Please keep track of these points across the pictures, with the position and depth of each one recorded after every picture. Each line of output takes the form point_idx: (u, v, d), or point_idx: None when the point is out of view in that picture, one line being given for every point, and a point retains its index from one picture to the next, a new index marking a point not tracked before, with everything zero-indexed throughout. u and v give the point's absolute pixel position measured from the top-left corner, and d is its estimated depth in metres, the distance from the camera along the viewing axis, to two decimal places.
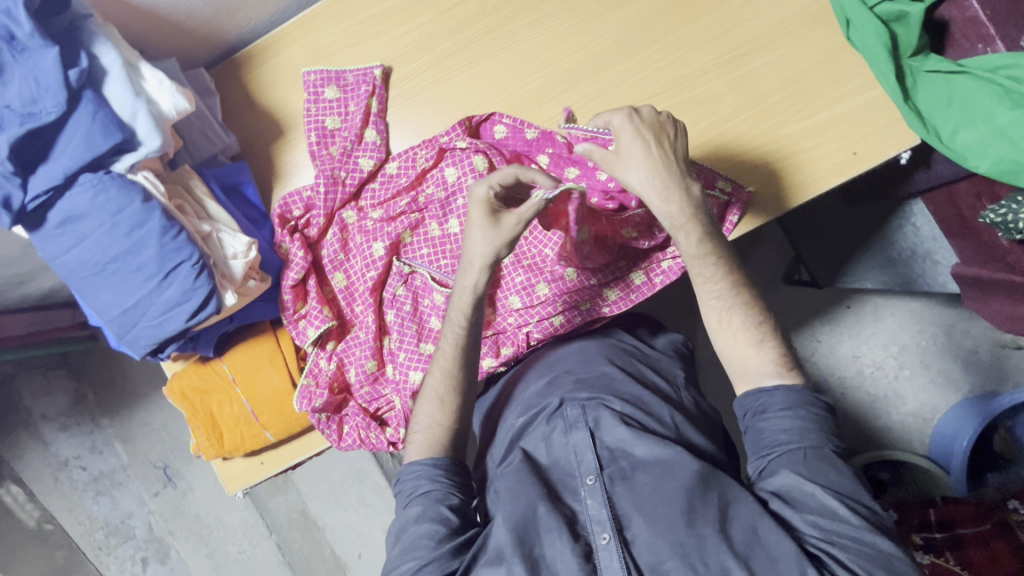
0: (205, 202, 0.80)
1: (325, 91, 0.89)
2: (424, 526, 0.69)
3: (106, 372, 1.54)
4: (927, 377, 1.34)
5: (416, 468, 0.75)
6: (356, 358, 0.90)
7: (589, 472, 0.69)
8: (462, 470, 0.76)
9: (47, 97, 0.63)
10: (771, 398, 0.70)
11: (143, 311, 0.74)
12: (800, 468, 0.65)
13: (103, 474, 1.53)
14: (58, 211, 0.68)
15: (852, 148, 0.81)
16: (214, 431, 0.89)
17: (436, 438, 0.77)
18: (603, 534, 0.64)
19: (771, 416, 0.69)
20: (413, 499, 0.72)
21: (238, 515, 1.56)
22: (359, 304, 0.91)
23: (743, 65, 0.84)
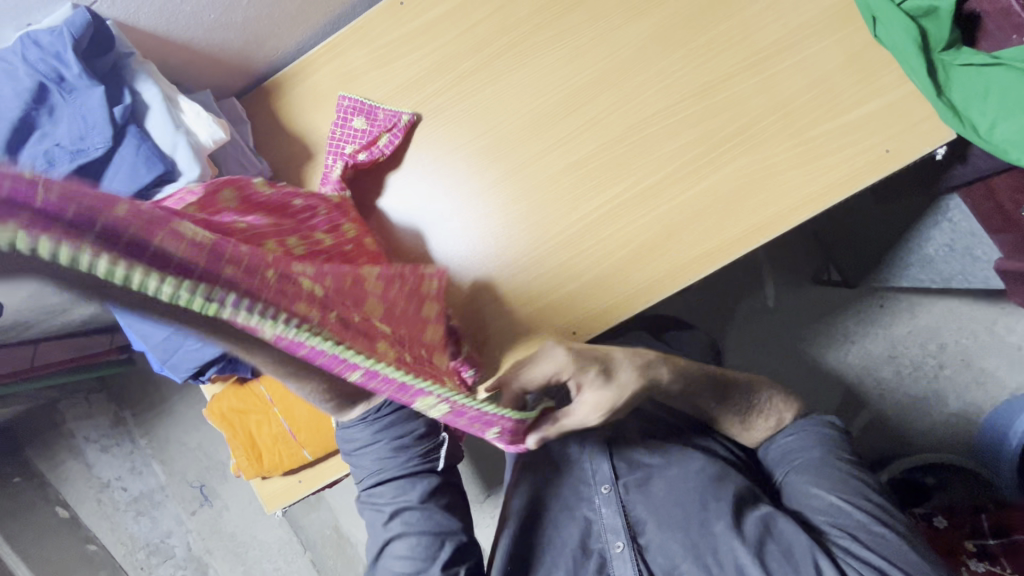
0: None
1: (353, 120, 0.91)
2: (405, 538, 0.70)
3: (143, 393, 1.58)
4: (970, 375, 1.30)
5: (359, 442, 0.70)
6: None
7: (604, 481, 0.76)
8: (410, 430, 0.70)
9: (95, 134, 0.67)
10: (796, 439, 0.76)
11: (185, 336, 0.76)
12: (812, 472, 0.71)
13: (142, 495, 1.57)
14: None
15: (887, 144, 0.79)
16: (253, 451, 0.91)
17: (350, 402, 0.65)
18: (618, 542, 0.72)
19: (783, 441, 0.78)
20: (376, 487, 0.71)
21: (273, 533, 1.58)
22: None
23: (766, 68, 0.84)
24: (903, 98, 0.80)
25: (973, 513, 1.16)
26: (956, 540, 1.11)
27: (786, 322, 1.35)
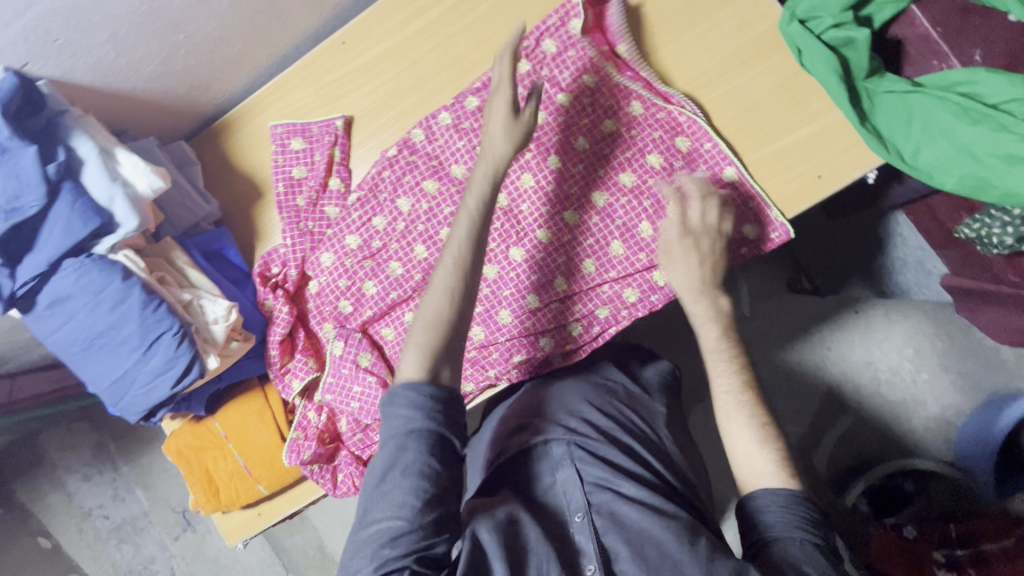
0: (186, 270, 0.84)
1: (291, 142, 0.93)
2: (411, 489, 0.61)
3: (123, 422, 1.60)
4: (948, 379, 1.28)
5: (405, 388, 0.65)
6: (367, 399, 0.87)
7: (578, 509, 0.70)
8: (449, 401, 0.66)
9: (28, 193, 0.68)
10: (771, 495, 0.63)
11: (131, 381, 0.78)
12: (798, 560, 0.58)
13: (125, 522, 1.59)
14: (46, 294, 0.73)
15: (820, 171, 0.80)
16: (211, 487, 0.93)
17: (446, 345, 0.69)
18: (589, 566, 0.64)
19: (770, 513, 0.62)
20: (399, 424, 0.64)
21: (256, 555, 1.60)
22: (364, 356, 0.87)
23: (709, 92, 0.84)
24: (829, 126, 0.80)
25: (940, 522, 1.16)
26: (924, 551, 1.13)
27: (757, 332, 1.32)
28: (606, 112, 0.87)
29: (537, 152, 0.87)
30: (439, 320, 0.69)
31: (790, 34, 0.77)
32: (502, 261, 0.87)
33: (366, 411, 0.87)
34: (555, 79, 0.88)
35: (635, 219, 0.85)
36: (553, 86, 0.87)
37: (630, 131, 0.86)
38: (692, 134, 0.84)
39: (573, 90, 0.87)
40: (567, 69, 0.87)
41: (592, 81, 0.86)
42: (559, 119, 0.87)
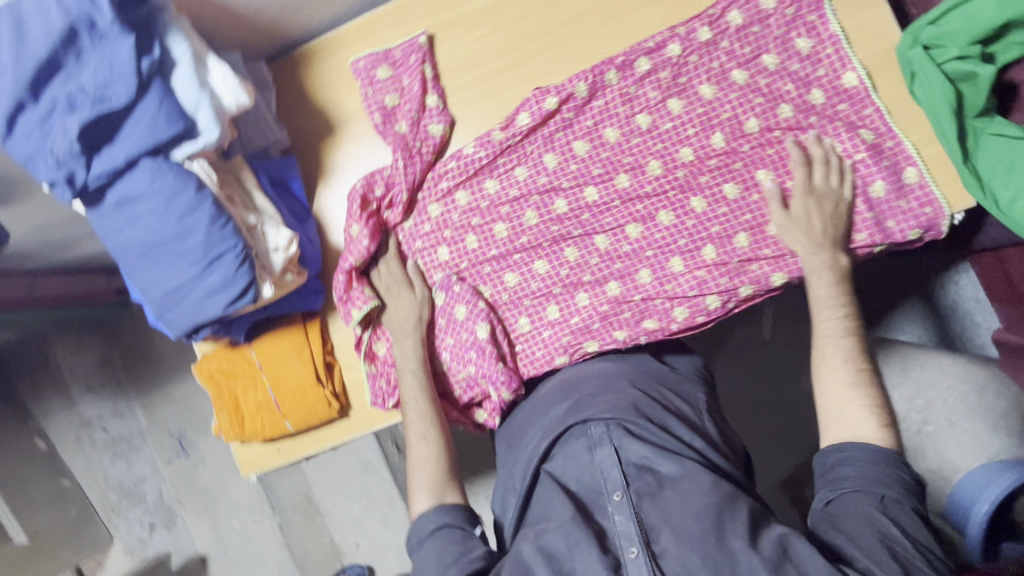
0: (252, 194, 0.83)
1: (376, 72, 0.91)
2: (435, 564, 0.71)
3: (133, 339, 1.58)
4: None
5: (426, 520, 0.77)
6: (460, 349, 0.88)
7: (616, 488, 0.69)
8: (465, 514, 0.78)
9: (119, 84, 0.66)
10: (857, 451, 0.70)
11: (184, 294, 0.76)
12: (873, 505, 0.66)
13: (122, 437, 1.58)
14: (116, 191, 0.71)
15: (938, 199, 0.79)
16: (236, 414, 0.93)
17: (433, 463, 0.82)
18: (631, 548, 0.63)
19: (850, 466, 0.70)
20: (424, 541, 0.75)
21: (245, 492, 1.60)
22: (462, 306, 0.88)
23: (887, 79, 0.81)
24: (930, 160, 0.80)
25: None
26: None
27: (779, 358, 1.31)
28: (784, 96, 0.82)
29: (695, 130, 0.84)
30: (427, 460, 0.82)
31: (909, 57, 0.76)
32: (584, 244, 0.87)
33: (456, 363, 0.89)
34: (704, 67, 0.84)
35: (761, 219, 0.82)
36: (694, 61, 0.84)
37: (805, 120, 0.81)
38: (876, 130, 0.80)
39: (752, 69, 0.83)
40: (750, 44, 0.83)
41: (776, 63, 0.82)
42: (726, 98, 0.83)
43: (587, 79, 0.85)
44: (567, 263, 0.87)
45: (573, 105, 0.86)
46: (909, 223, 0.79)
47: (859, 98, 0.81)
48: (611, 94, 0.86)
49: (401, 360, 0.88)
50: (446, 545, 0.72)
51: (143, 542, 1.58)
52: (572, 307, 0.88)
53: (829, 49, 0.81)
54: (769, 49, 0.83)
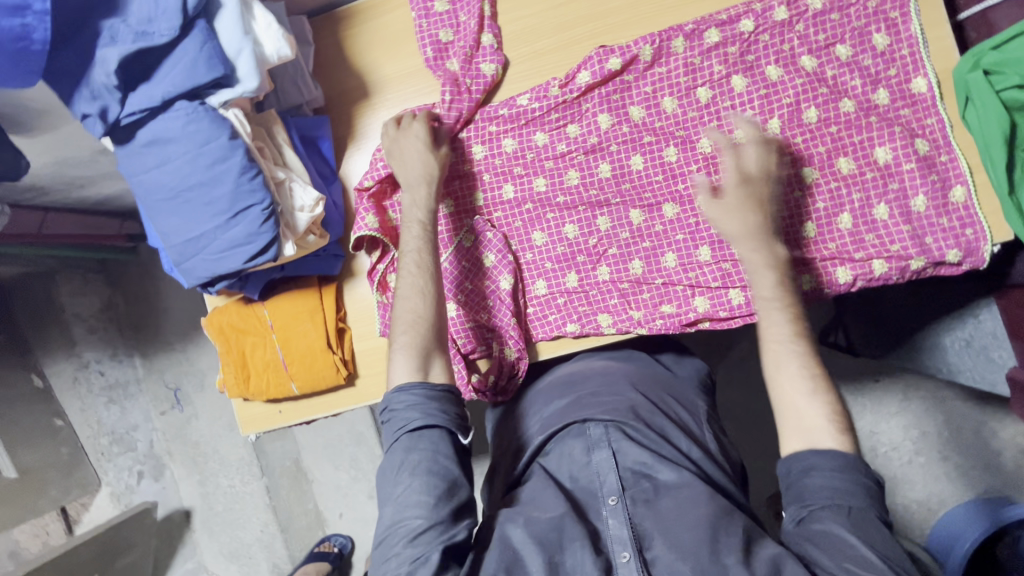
0: (283, 149, 0.82)
1: (434, 6, 0.90)
2: (421, 480, 0.64)
3: (141, 286, 1.61)
4: (943, 469, 1.27)
5: (404, 397, 0.69)
6: (478, 294, 0.91)
7: (611, 491, 0.66)
8: (456, 407, 0.71)
9: (162, 20, 0.64)
10: (821, 459, 0.65)
11: (205, 244, 0.75)
12: (844, 523, 0.60)
13: (118, 383, 1.58)
14: (148, 130, 0.69)
15: (980, 222, 0.81)
16: (243, 371, 0.92)
17: (420, 324, 0.74)
18: (624, 552, 0.60)
19: (818, 475, 0.64)
20: (404, 439, 0.67)
21: (236, 451, 1.59)
22: (491, 255, 0.91)
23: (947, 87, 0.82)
24: (980, 185, 0.81)
25: None
26: None
27: None
28: (849, 92, 0.84)
29: (755, 111, 0.86)
30: (420, 320, 0.74)
31: (968, 79, 0.78)
32: (618, 215, 0.90)
33: (472, 306, 0.91)
34: (774, 49, 0.85)
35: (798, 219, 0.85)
36: (728, 65, 0.86)
37: (866, 117, 0.83)
38: (934, 141, 0.82)
39: (822, 57, 0.85)
40: (825, 32, 0.84)
41: (849, 54, 0.84)
42: (791, 83, 0.85)
43: (654, 42, 0.86)
44: (597, 232, 0.90)
45: (635, 69, 0.87)
46: (949, 242, 0.81)
47: (923, 105, 0.83)
48: (674, 62, 0.87)
49: (408, 209, 0.81)
50: (434, 465, 0.65)
51: (131, 490, 1.56)
52: (594, 272, 0.90)
53: (906, 50, 0.82)
54: (844, 39, 0.84)
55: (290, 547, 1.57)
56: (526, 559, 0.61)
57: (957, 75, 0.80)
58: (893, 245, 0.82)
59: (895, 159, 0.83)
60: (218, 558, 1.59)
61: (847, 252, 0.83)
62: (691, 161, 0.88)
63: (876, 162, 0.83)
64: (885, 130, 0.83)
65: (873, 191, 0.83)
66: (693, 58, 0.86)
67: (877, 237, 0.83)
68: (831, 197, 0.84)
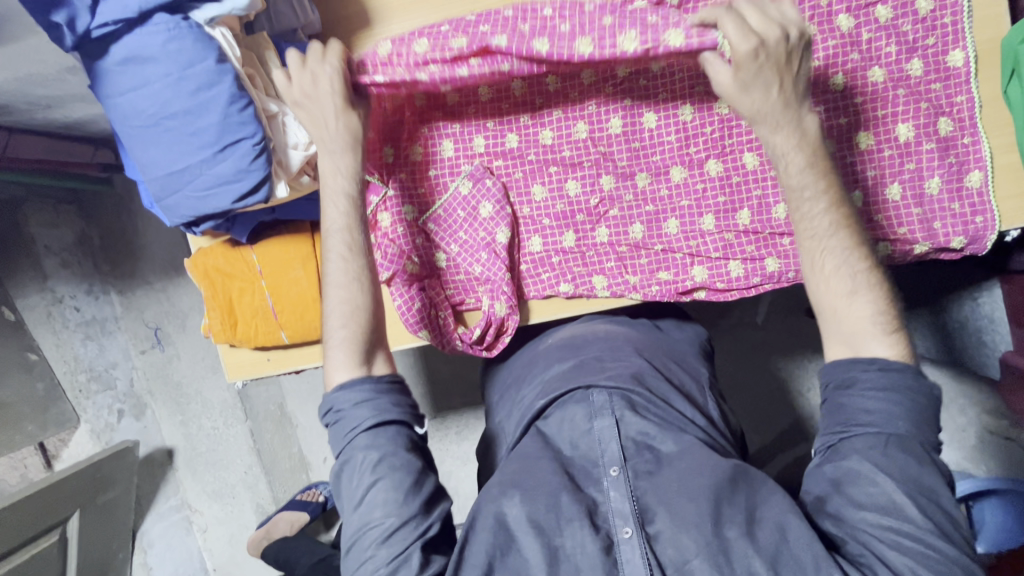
0: (276, 79, 0.75)
1: None
2: (386, 481, 0.64)
3: (116, 221, 1.52)
4: None
5: (354, 395, 0.68)
6: (471, 245, 0.87)
7: (613, 462, 0.65)
8: (407, 395, 0.71)
9: None
10: (867, 376, 0.63)
11: (190, 179, 0.68)
12: (877, 456, 0.60)
13: (95, 320, 1.52)
14: (122, 46, 0.62)
15: (993, 209, 0.78)
16: (229, 317, 0.88)
17: (357, 324, 0.71)
18: (625, 528, 0.60)
19: (858, 393, 0.63)
20: (359, 436, 0.67)
21: (219, 394, 1.57)
22: (487, 204, 0.86)
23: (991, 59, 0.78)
24: (999, 167, 0.79)
25: None
26: None
27: (766, 344, 1.31)
28: (881, 59, 0.79)
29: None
30: (357, 311, 0.71)
31: (1018, 50, 0.74)
32: (622, 175, 0.85)
33: (464, 258, 0.87)
34: (809, 3, 0.79)
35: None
36: None
37: (894, 89, 0.79)
38: (959, 121, 0.79)
39: (860, 18, 0.78)
40: None
41: (887, 17, 0.78)
42: (822, 45, 0.79)
43: None
44: (600, 193, 0.86)
45: None
46: (957, 228, 0.79)
47: (957, 80, 0.78)
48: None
49: (329, 176, 0.73)
50: (396, 460, 0.65)
51: (111, 428, 1.52)
52: (591, 232, 0.87)
53: (946, 18, 0.77)
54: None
55: (273, 489, 1.59)
56: (519, 539, 0.61)
57: (1005, 44, 0.76)
58: (902, 227, 0.80)
59: (917, 137, 0.79)
60: (201, 496, 1.60)
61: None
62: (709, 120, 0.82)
63: (897, 139, 0.79)
64: (912, 106, 0.78)
65: (888, 169, 0.80)
66: None
67: (886, 219, 0.80)
68: (845, 171, 0.81)
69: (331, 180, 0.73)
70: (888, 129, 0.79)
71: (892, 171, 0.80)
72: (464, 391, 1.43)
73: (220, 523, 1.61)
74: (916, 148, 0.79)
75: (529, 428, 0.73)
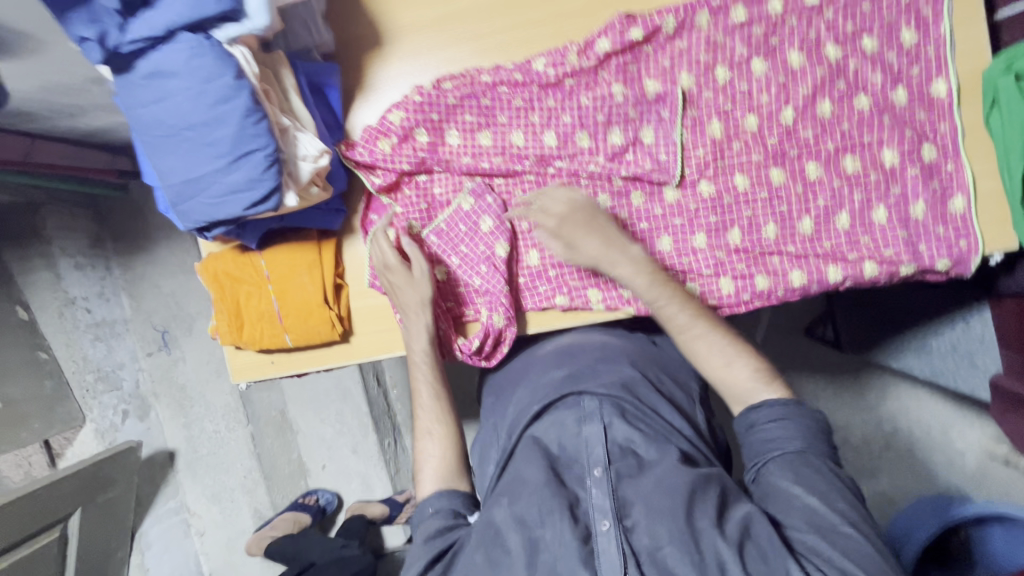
0: (290, 95, 0.79)
1: None
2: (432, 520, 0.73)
3: (131, 225, 1.57)
4: (904, 463, 1.34)
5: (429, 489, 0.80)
6: (471, 258, 0.90)
7: (597, 462, 0.66)
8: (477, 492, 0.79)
9: None
10: (779, 426, 0.70)
11: (203, 185, 0.72)
12: (789, 474, 0.65)
13: (106, 321, 1.55)
14: (148, 61, 0.66)
15: (975, 233, 0.81)
16: (236, 319, 0.91)
17: (444, 468, 0.81)
18: (604, 521, 0.61)
19: (763, 427, 0.71)
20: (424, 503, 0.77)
21: (222, 398, 1.60)
22: (488, 218, 0.89)
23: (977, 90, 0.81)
24: (984, 193, 0.81)
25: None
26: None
27: None
28: (868, 87, 0.82)
29: (771, 99, 0.84)
30: (444, 462, 0.82)
31: (1000, 82, 0.77)
32: (617, 195, 0.88)
33: (464, 271, 0.90)
34: (800, 35, 0.82)
35: (795, 214, 0.85)
36: (754, 46, 0.83)
37: (881, 116, 0.82)
38: (942, 147, 0.82)
39: (848, 47, 0.82)
40: (855, 20, 0.81)
41: (875, 47, 0.82)
42: (811, 73, 0.82)
43: (678, 14, 0.82)
44: None
45: (655, 41, 0.84)
46: (942, 251, 0.81)
47: (940, 109, 0.81)
48: (696, 38, 0.84)
49: (411, 339, 0.87)
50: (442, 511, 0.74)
51: (115, 428, 1.54)
52: None
53: (932, 50, 0.80)
54: (872, 31, 0.81)
55: (272, 494, 1.61)
56: (505, 538, 0.62)
57: (988, 76, 0.79)
58: (889, 252, 0.82)
59: (901, 162, 0.82)
60: (200, 499, 1.62)
61: (841, 253, 0.83)
62: (699, 144, 0.86)
63: (883, 164, 0.83)
64: (896, 132, 0.82)
65: (874, 193, 0.83)
66: (717, 34, 0.83)
67: (872, 239, 0.83)
68: (833, 194, 0.84)
69: (414, 345, 0.87)
70: (876, 155, 0.83)
71: (880, 194, 0.83)
72: (463, 402, 1.45)
73: (218, 526, 1.62)
74: (903, 174, 0.82)
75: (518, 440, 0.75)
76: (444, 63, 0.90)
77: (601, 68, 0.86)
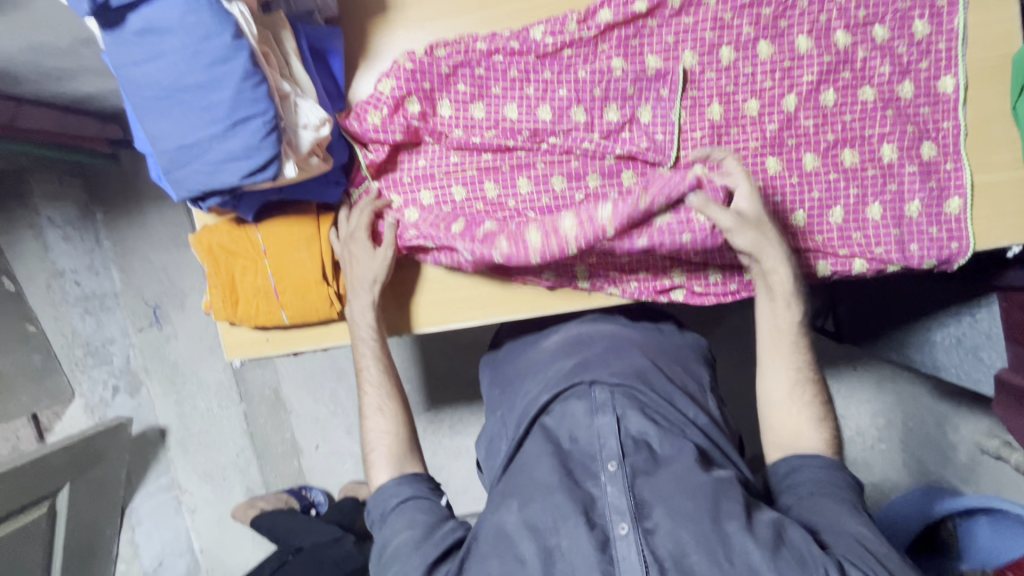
0: (290, 59, 0.75)
1: None
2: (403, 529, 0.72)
3: (121, 196, 1.52)
4: (899, 456, 1.34)
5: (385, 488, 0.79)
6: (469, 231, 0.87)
7: (611, 457, 0.65)
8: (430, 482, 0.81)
9: None
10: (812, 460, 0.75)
11: (199, 154, 0.69)
12: (839, 507, 0.68)
13: (95, 295, 1.51)
14: (141, 16, 0.62)
15: (966, 235, 0.79)
16: (231, 294, 0.88)
17: (390, 447, 0.85)
18: (622, 523, 0.59)
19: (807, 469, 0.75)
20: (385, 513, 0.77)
21: (215, 375, 1.57)
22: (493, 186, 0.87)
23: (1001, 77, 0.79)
24: (1002, 182, 0.80)
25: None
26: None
27: None
28: (874, 78, 0.79)
29: (774, 84, 0.81)
30: (390, 437, 0.86)
31: None
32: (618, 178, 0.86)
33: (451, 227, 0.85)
34: (809, 18, 0.79)
35: (790, 205, 0.82)
36: (771, 23, 0.79)
37: (882, 109, 0.79)
38: (942, 147, 0.80)
39: (857, 37, 0.79)
40: (866, 8, 0.78)
41: (885, 37, 0.79)
42: (816, 60, 0.79)
43: None
44: (585, 189, 0.86)
45: (660, 15, 0.81)
46: (930, 251, 0.79)
47: (945, 106, 0.79)
48: (703, 15, 0.80)
49: (357, 321, 0.87)
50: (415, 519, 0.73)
51: (105, 403, 1.50)
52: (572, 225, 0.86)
53: (942, 43, 0.78)
54: (882, 20, 0.78)
55: (263, 473, 1.59)
56: (517, 543, 0.61)
57: (1017, 62, 0.77)
58: (908, 244, 0.80)
59: (900, 160, 0.80)
60: (191, 477, 1.61)
61: (858, 242, 0.81)
62: (699, 126, 0.83)
63: (881, 159, 0.80)
64: (898, 127, 0.79)
65: (877, 185, 0.80)
66: (731, 9, 0.79)
67: (864, 236, 0.81)
68: (866, 184, 0.80)
69: (362, 324, 0.87)
70: (894, 142, 0.80)
71: (901, 180, 0.80)
72: (459, 386, 1.43)
73: (210, 504, 1.62)
74: (919, 163, 0.80)
75: (529, 432, 0.73)
76: (453, 33, 0.86)
77: (600, 42, 0.82)
